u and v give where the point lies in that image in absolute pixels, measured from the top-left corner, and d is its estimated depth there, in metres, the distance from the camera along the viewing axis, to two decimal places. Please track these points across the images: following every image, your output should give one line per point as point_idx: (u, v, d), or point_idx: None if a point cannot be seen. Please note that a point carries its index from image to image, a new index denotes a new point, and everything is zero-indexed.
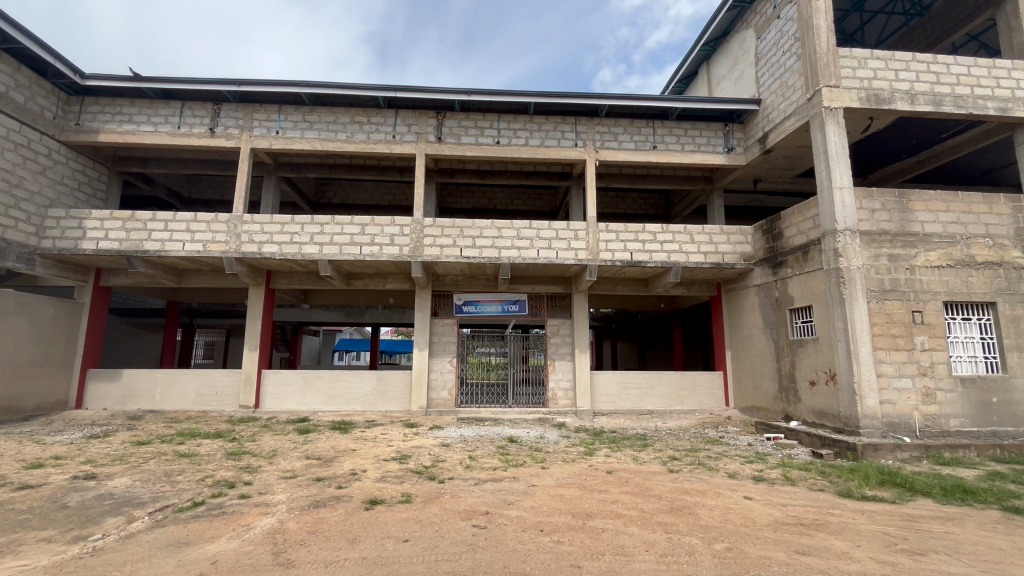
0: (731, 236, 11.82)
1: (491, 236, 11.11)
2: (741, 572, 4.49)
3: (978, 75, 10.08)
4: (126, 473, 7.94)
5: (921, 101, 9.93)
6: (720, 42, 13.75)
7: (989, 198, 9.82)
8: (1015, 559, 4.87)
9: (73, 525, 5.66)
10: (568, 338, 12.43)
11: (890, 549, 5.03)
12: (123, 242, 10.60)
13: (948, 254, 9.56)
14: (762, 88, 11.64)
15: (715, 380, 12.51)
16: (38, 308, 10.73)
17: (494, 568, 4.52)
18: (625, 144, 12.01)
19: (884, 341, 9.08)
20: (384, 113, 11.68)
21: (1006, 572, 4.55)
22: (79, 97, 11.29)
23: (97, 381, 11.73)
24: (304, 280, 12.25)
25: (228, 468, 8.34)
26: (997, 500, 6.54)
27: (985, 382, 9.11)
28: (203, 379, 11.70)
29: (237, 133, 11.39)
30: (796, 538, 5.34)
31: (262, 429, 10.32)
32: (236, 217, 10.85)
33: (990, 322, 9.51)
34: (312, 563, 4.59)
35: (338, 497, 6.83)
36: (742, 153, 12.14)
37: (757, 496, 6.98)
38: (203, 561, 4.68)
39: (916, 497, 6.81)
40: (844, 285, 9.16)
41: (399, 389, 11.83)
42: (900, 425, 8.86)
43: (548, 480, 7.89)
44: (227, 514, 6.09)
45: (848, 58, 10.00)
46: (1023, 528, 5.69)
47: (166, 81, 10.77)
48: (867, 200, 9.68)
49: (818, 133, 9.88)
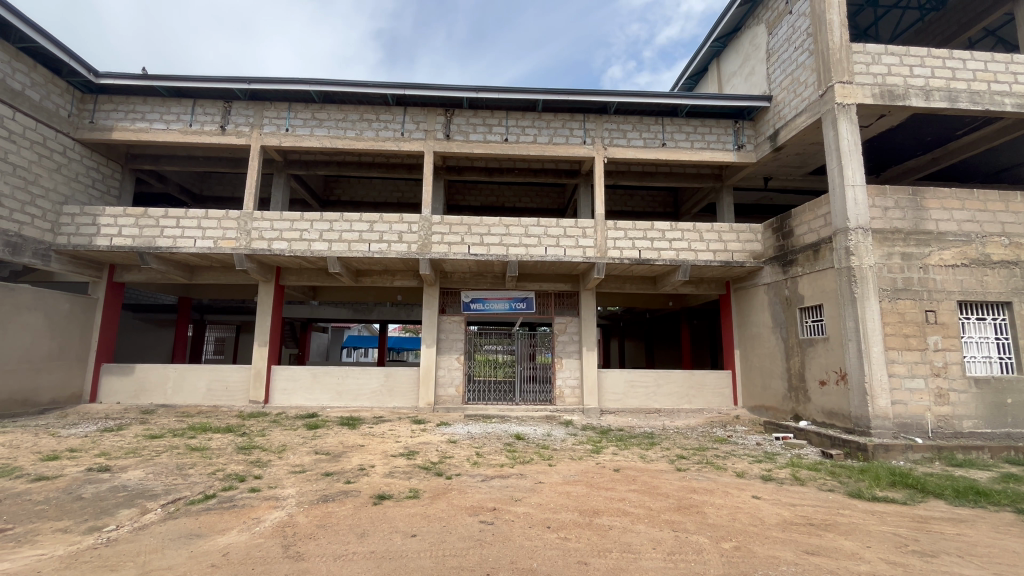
0: (740, 234, 11.72)
1: (500, 233, 11.10)
2: (750, 570, 4.50)
3: (996, 70, 9.91)
4: (138, 466, 8.06)
5: (936, 97, 9.76)
6: (732, 38, 13.59)
7: (1006, 195, 9.65)
8: None
9: (88, 516, 5.77)
10: (575, 336, 12.39)
11: (899, 550, 4.98)
12: (137, 238, 10.73)
13: (962, 253, 9.43)
14: (773, 85, 11.50)
15: (724, 379, 12.41)
16: (54, 303, 10.91)
17: (501, 564, 4.54)
18: (634, 142, 11.92)
19: (896, 341, 8.98)
20: (393, 111, 11.68)
21: None
22: (93, 95, 11.40)
23: (111, 376, 11.88)
24: (313, 277, 12.31)
25: (238, 462, 8.44)
26: (1010, 502, 6.46)
27: (999, 382, 9.00)
28: (214, 374, 11.82)
29: (247, 131, 11.46)
30: (805, 538, 5.31)
31: (272, 424, 10.42)
32: (247, 214, 10.90)
33: (1005, 322, 9.37)
34: (321, 557, 4.63)
35: (346, 491, 6.90)
36: (753, 151, 12.01)
37: (765, 496, 6.93)
38: (215, 553, 4.75)
39: (928, 498, 6.75)
40: (855, 284, 9.04)
41: (408, 386, 11.89)
42: (911, 426, 8.76)
43: (554, 477, 7.91)
44: (238, 506, 6.17)
45: (861, 54, 9.84)
46: None
47: (178, 79, 10.83)
48: (880, 198, 9.56)
49: (831, 129, 9.74)
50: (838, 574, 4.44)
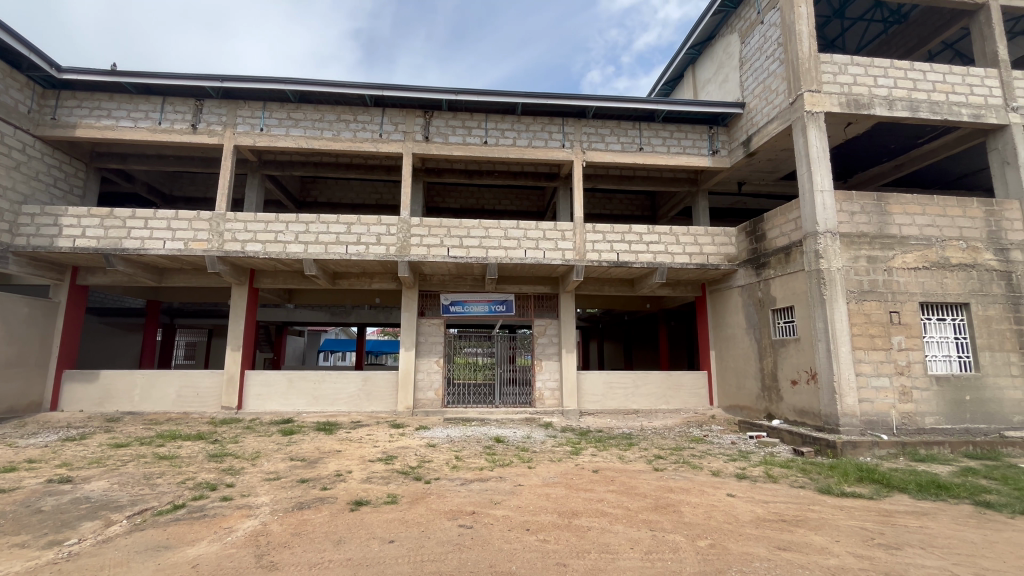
0: (715, 237, 11.98)
1: (478, 236, 11.08)
2: (724, 567, 4.59)
3: (953, 82, 10.38)
4: (102, 476, 7.76)
5: (898, 106, 10.17)
6: (706, 46, 13.91)
7: (963, 201, 10.09)
8: (987, 551, 5.02)
9: (48, 530, 5.53)
10: (555, 338, 12.44)
11: (866, 544, 5.16)
12: (102, 239, 10.35)
13: (924, 256, 9.83)
14: (745, 92, 11.81)
15: (700, 380, 12.65)
16: (12, 307, 10.41)
17: (480, 567, 4.53)
18: (611, 146, 12.07)
19: (863, 341, 9.30)
20: (371, 112, 11.56)
21: (978, 564, 4.68)
22: (55, 91, 10.97)
23: (74, 382, 11.42)
24: (288, 280, 12.06)
25: (209, 470, 8.21)
26: (969, 495, 6.75)
27: (959, 380, 9.41)
28: (183, 380, 11.47)
29: (219, 130, 11.18)
30: (778, 534, 5.44)
31: (245, 430, 10.17)
32: (219, 215, 10.62)
33: (963, 322, 9.81)
34: (295, 566, 4.54)
35: (322, 498, 6.78)
36: (727, 156, 12.30)
37: (739, 494, 7.09)
38: (183, 565, 4.61)
39: (892, 492, 7.01)
40: (825, 286, 9.33)
41: (386, 389, 11.75)
42: (877, 423, 9.08)
43: (534, 479, 7.91)
44: (209, 516, 6.00)
45: (829, 64, 10.19)
46: (993, 522, 5.87)
47: (146, 75, 10.51)
48: (847, 203, 9.88)
49: (801, 136, 10.05)
50: (807, 568, 4.56)
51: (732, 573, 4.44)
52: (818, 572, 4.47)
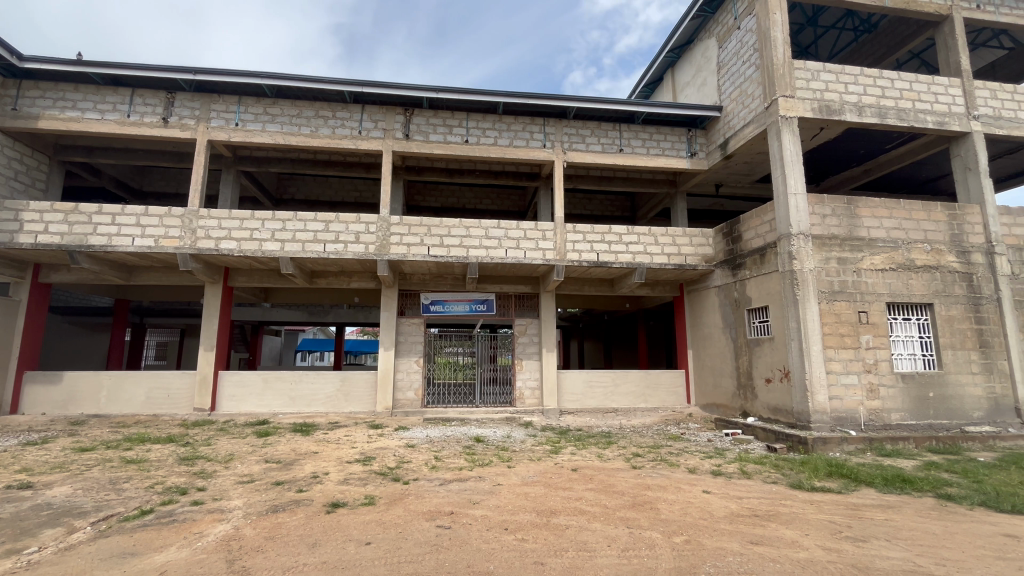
0: (692, 238, 12.16)
1: (458, 235, 11.02)
2: (700, 562, 4.66)
3: (919, 90, 10.75)
4: (65, 482, 7.46)
5: (868, 112, 10.49)
6: (685, 50, 14.12)
7: (927, 205, 10.46)
8: (946, 542, 5.21)
9: (6, 538, 5.29)
10: (535, 338, 12.45)
11: (835, 537, 5.32)
12: (65, 235, 9.95)
13: (891, 258, 10.16)
14: (722, 96, 12.03)
15: (677, 378, 12.83)
16: None
17: (458, 568, 4.49)
18: (591, 146, 12.14)
19: (833, 340, 9.56)
20: (350, 109, 11.39)
21: (939, 554, 4.85)
22: (16, 80, 10.52)
23: (35, 384, 10.95)
24: (264, 278, 11.80)
25: (179, 473, 7.98)
26: (931, 488, 7.01)
27: (923, 378, 9.77)
28: (153, 382, 11.13)
29: (192, 124, 10.88)
30: (750, 529, 5.56)
31: (218, 432, 9.92)
32: (191, 211, 10.32)
33: (927, 322, 10.18)
34: (268, 570, 4.44)
35: (298, 501, 6.65)
36: (704, 159, 12.51)
37: (715, 490, 7.22)
38: (150, 571, 4.46)
39: (860, 486, 7.24)
40: (797, 286, 9.55)
41: (364, 390, 11.60)
42: (846, 419, 9.35)
43: (513, 479, 7.89)
44: (178, 521, 5.82)
45: (802, 70, 10.44)
46: (953, 513, 6.10)
47: (114, 66, 10.15)
48: (819, 206, 10.14)
49: (775, 140, 10.26)
50: (779, 562, 4.66)
51: (707, 568, 4.50)
52: (789, 565, 4.58)
